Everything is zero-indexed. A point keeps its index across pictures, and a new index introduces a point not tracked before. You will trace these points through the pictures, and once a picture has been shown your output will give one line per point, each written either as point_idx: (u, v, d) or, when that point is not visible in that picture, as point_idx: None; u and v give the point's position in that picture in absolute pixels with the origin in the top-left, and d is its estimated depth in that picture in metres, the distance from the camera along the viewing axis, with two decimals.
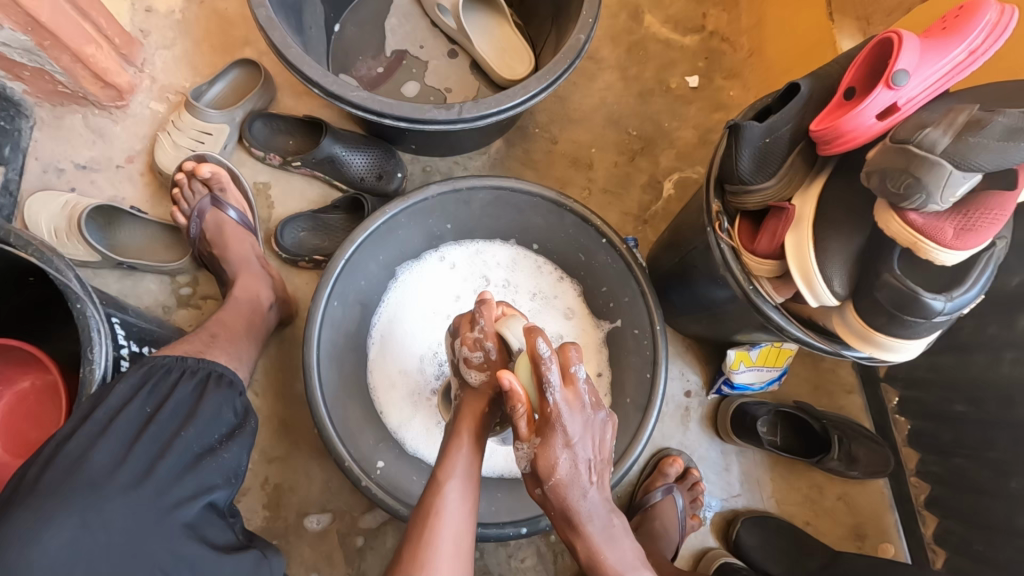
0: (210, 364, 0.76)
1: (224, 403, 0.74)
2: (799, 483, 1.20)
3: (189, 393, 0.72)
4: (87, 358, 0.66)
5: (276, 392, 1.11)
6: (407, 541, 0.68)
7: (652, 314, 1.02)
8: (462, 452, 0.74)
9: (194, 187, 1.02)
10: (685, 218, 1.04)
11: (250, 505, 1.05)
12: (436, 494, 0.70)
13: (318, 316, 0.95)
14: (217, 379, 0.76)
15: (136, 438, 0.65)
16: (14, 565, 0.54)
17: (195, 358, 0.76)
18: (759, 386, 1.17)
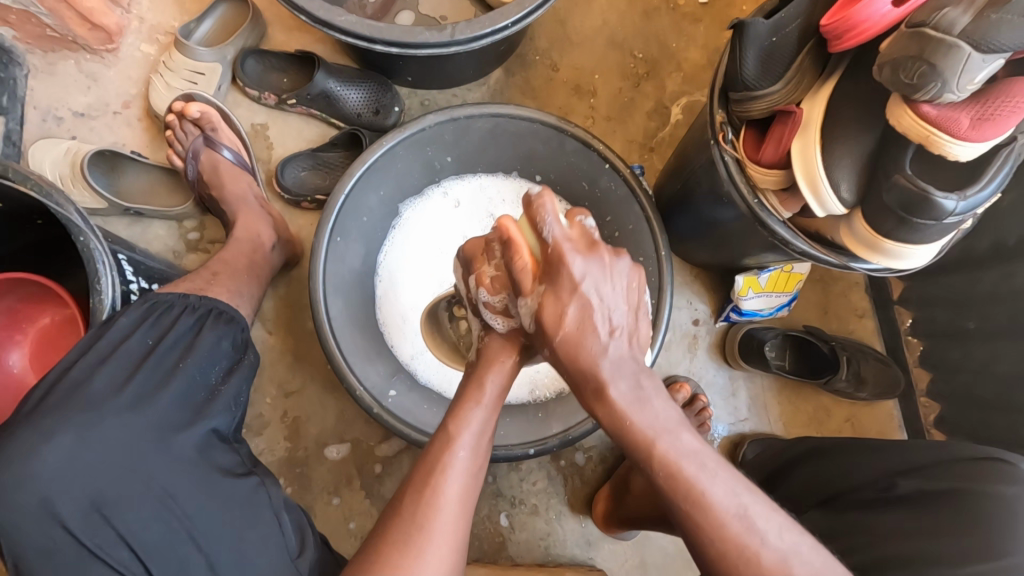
0: (210, 301, 0.75)
1: (223, 339, 0.73)
2: (807, 406, 1.20)
3: (186, 327, 0.71)
4: (94, 289, 0.67)
5: (288, 330, 1.14)
6: (410, 489, 0.68)
7: (657, 241, 1.01)
8: (479, 411, 0.73)
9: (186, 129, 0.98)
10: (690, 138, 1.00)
11: (272, 437, 1.10)
12: (443, 450, 0.70)
13: (322, 251, 0.96)
14: (218, 316, 0.74)
15: (136, 368, 0.64)
16: (20, 476, 0.56)
17: (198, 296, 0.75)
18: (768, 312, 1.16)
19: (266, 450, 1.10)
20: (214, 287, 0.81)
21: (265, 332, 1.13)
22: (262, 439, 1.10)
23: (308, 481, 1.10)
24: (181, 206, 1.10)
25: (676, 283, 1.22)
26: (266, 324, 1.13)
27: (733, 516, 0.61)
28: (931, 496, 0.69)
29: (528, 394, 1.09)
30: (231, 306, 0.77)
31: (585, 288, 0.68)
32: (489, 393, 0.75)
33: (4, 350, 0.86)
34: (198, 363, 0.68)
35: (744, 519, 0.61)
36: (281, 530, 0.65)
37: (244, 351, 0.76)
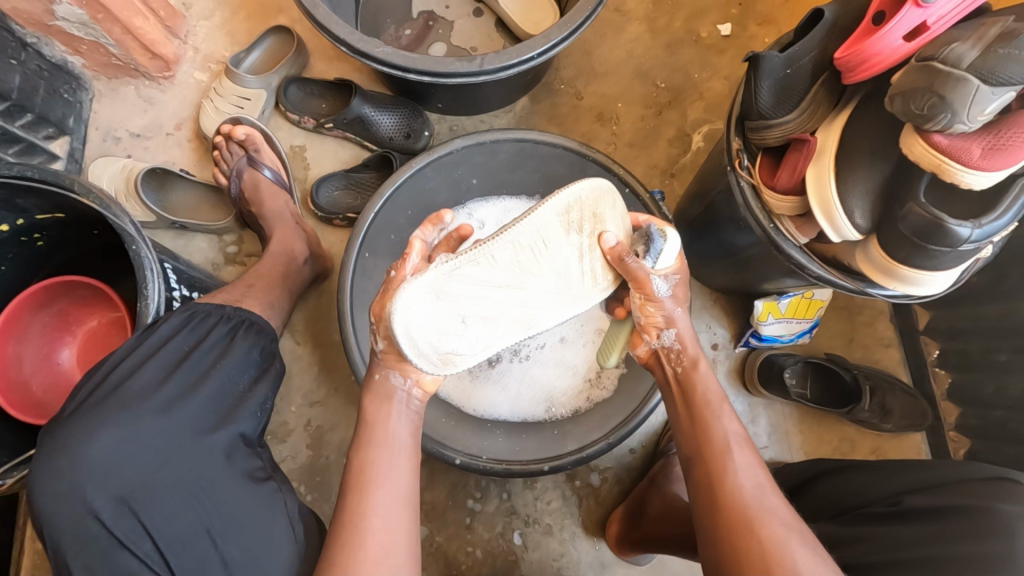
0: (247, 313, 0.80)
1: (255, 349, 0.77)
2: (829, 436, 1.18)
3: (222, 336, 0.75)
4: (143, 294, 0.72)
5: (316, 341, 1.18)
6: (331, 544, 0.63)
7: None
8: (383, 451, 0.69)
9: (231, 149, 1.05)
10: (709, 164, 1.03)
11: (295, 444, 1.14)
12: (357, 494, 0.65)
13: (350, 266, 1.01)
14: (251, 327, 0.79)
15: (171, 371, 0.69)
16: (64, 466, 0.61)
17: (234, 307, 0.79)
18: (789, 338, 1.16)
19: (289, 457, 1.13)
20: (247, 299, 0.85)
21: (293, 343, 1.18)
22: (285, 446, 1.14)
23: (328, 489, 1.12)
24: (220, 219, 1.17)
25: (696, 306, 1.23)
26: (294, 335, 1.18)
27: (724, 442, 0.71)
28: (951, 511, 0.67)
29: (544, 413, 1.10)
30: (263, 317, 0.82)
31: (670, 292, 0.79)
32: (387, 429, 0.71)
33: (56, 349, 0.91)
34: (229, 372, 0.72)
35: (731, 446, 0.70)
36: (295, 532, 0.68)
37: (273, 360, 0.81)
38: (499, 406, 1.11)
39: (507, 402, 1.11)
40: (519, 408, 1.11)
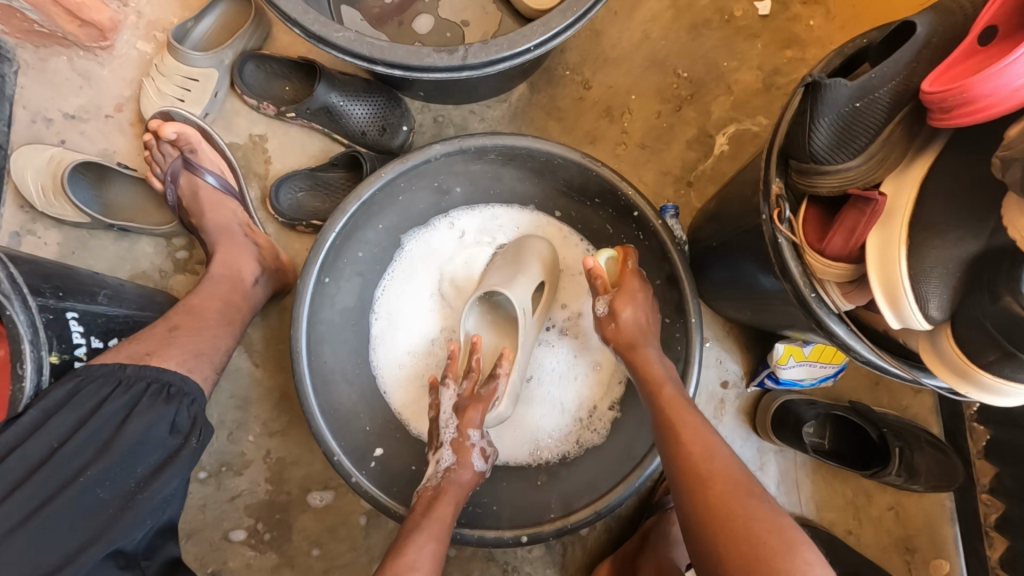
0: (154, 373, 0.68)
1: (161, 421, 0.66)
2: (844, 489, 1.07)
3: (116, 409, 0.64)
4: (15, 374, 0.66)
5: (277, 363, 1.06)
6: None
7: (687, 305, 0.87)
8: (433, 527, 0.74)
9: (162, 149, 0.93)
10: (736, 186, 0.86)
11: (252, 478, 1.03)
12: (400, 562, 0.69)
13: (306, 297, 0.86)
14: (156, 391, 0.67)
15: (29, 477, 0.59)
16: None
17: (137, 366, 0.68)
18: (810, 382, 1.02)
19: (246, 491, 1.03)
20: (162, 349, 0.71)
21: (251, 365, 1.05)
22: (242, 479, 1.03)
23: (288, 527, 1.03)
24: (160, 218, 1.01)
25: (705, 337, 1.09)
26: (253, 356, 1.05)
27: (727, 481, 0.63)
28: None
29: (528, 458, 0.97)
30: (181, 376, 0.70)
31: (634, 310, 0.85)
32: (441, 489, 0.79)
33: None
34: (116, 459, 0.62)
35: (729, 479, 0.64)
36: None
37: (190, 432, 0.68)
38: None
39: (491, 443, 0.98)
40: (501, 450, 0.98)
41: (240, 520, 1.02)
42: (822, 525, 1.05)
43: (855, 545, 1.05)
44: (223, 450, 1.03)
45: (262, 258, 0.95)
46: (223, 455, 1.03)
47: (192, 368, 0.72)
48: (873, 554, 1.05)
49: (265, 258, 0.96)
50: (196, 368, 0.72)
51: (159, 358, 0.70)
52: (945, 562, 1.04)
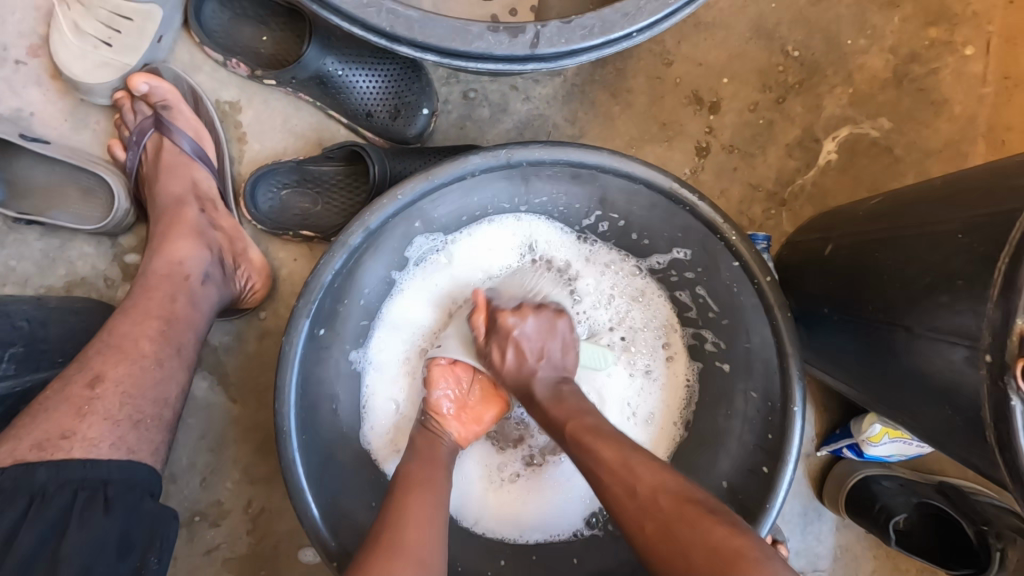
0: (78, 476, 0.49)
1: (100, 547, 0.46)
2: (908, 565, 0.94)
3: (33, 544, 0.45)
4: None
5: (260, 397, 0.86)
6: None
7: (788, 386, 0.67)
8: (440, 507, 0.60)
9: (136, 108, 0.76)
10: (874, 242, 0.64)
11: (231, 530, 0.86)
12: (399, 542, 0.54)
13: (295, 350, 0.64)
14: (88, 502, 0.48)
15: None
16: None
17: (53, 467, 0.48)
18: (896, 458, 0.87)
19: (223, 545, 0.86)
20: (87, 426, 0.52)
21: (228, 399, 0.86)
22: (218, 531, 0.86)
23: None
24: (111, 183, 0.76)
25: None
26: (229, 388, 0.86)
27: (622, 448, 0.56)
28: None
29: (516, 534, 0.77)
30: (117, 466, 0.51)
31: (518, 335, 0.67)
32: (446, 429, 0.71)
33: None
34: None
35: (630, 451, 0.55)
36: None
37: (145, 550, 0.49)
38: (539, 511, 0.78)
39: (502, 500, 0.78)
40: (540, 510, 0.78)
41: None
42: None
43: None
44: (195, 497, 0.86)
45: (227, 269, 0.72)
46: (194, 503, 0.86)
47: (134, 448, 0.53)
48: None
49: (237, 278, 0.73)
50: (138, 444, 0.54)
51: (83, 439, 0.51)
52: None
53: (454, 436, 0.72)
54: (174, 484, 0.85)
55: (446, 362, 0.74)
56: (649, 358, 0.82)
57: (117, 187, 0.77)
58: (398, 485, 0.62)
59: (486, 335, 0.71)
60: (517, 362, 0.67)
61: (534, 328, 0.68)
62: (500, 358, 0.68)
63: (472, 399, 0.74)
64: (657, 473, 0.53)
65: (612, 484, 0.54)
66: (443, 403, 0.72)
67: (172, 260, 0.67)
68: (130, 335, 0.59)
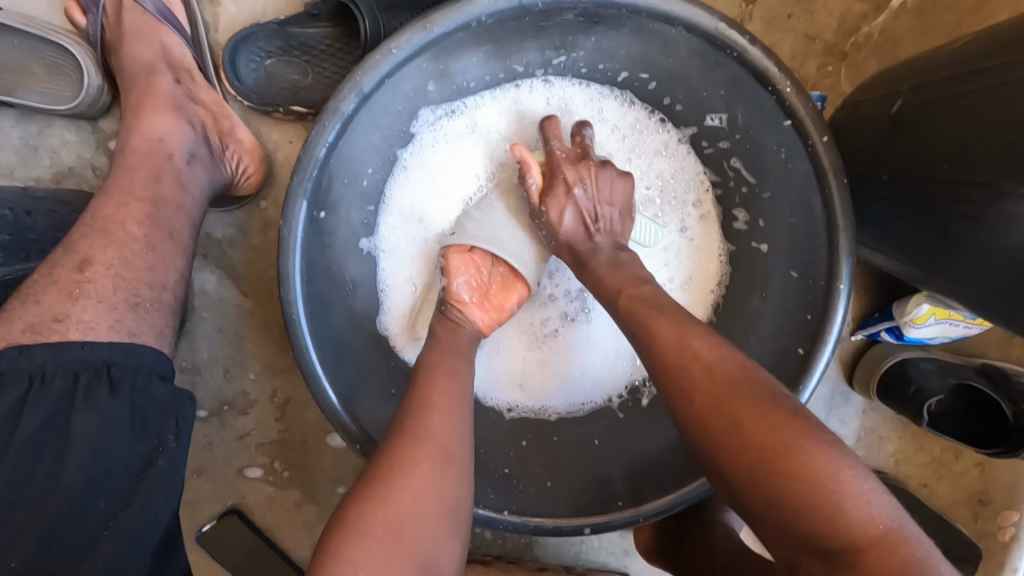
0: (80, 358, 0.47)
1: (116, 424, 0.45)
2: (931, 443, 0.94)
3: (43, 420, 0.43)
4: None
5: (271, 289, 0.84)
6: (356, 513, 0.47)
7: (833, 259, 0.61)
8: (457, 435, 0.53)
9: None
10: (955, 86, 0.55)
11: (260, 418, 0.89)
12: (402, 474, 0.49)
13: (296, 231, 0.59)
14: (95, 380, 0.47)
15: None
16: None
17: (52, 347, 0.47)
18: (939, 340, 0.82)
19: (255, 432, 0.89)
20: (81, 308, 0.50)
21: (239, 293, 0.84)
22: (248, 419, 0.89)
23: (306, 466, 0.90)
24: (78, 54, 0.69)
25: None
26: (239, 282, 0.84)
27: (673, 338, 0.50)
28: None
29: (539, 409, 0.79)
30: (120, 349, 0.49)
31: (579, 193, 0.64)
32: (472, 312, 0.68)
33: None
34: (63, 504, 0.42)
35: (683, 338, 0.49)
36: None
37: (163, 428, 0.48)
38: (560, 393, 0.80)
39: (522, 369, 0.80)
40: (561, 392, 0.80)
41: (252, 461, 0.90)
42: (898, 479, 0.94)
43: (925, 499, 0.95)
44: (221, 388, 0.87)
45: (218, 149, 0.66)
46: (220, 393, 0.87)
47: (135, 331, 0.51)
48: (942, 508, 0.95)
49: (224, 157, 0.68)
50: (139, 327, 0.52)
51: (78, 322, 0.49)
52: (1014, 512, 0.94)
53: (479, 326, 0.68)
54: (198, 376, 0.86)
55: (464, 250, 0.70)
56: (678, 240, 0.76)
57: (86, 60, 0.70)
58: (417, 378, 0.58)
59: (540, 194, 0.67)
60: (578, 223, 0.64)
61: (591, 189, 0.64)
62: (556, 216, 0.65)
63: (495, 286, 0.71)
64: (716, 352, 0.48)
65: (667, 394, 0.49)
66: (464, 293, 0.69)
67: (151, 138, 0.61)
68: (115, 216, 0.56)
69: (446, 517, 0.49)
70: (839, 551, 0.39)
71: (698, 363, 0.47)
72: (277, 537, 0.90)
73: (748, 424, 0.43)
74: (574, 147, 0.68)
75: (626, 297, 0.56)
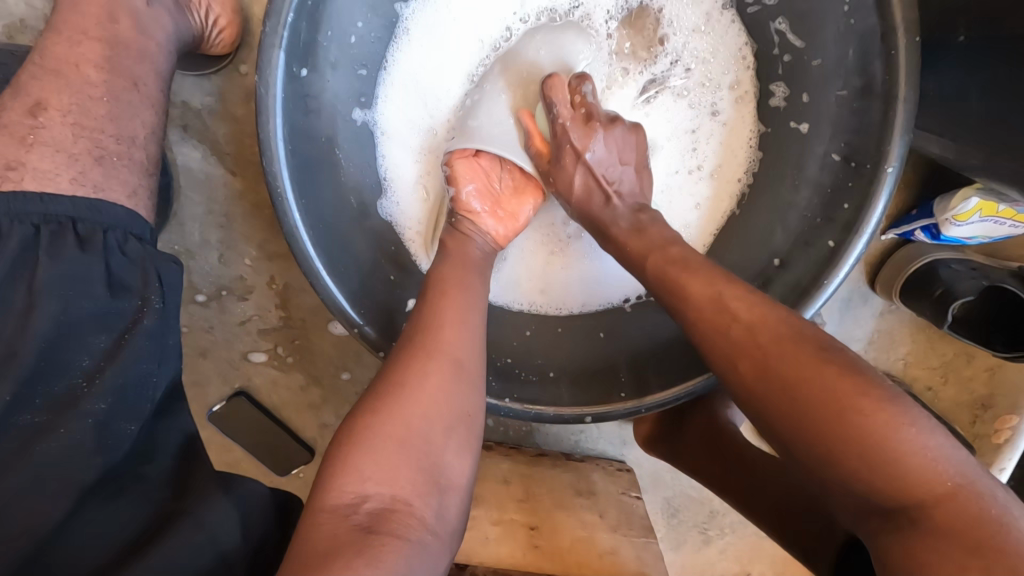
0: (42, 211, 0.44)
1: (91, 279, 0.44)
2: (944, 347, 0.92)
3: (6, 272, 0.41)
4: None
5: (258, 166, 0.78)
6: (355, 444, 0.45)
7: (887, 131, 0.54)
8: (466, 374, 0.50)
9: None
10: None
11: (259, 303, 0.87)
12: (407, 408, 0.47)
13: (274, 82, 0.51)
14: (59, 234, 0.44)
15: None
16: None
17: (6, 197, 0.44)
18: (976, 240, 0.76)
19: (255, 317, 0.88)
20: (37, 157, 0.46)
21: (226, 171, 0.78)
22: (247, 304, 0.87)
23: (308, 352, 0.90)
24: None
25: None
26: (225, 159, 0.77)
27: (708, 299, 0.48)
28: None
29: (556, 307, 0.77)
30: (86, 205, 0.46)
31: (590, 159, 0.59)
32: (484, 224, 0.63)
33: None
34: (41, 351, 0.41)
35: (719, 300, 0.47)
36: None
37: (143, 287, 0.46)
38: (581, 293, 0.77)
39: (537, 269, 0.78)
40: (583, 292, 0.77)
41: (255, 346, 0.90)
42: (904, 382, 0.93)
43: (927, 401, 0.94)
44: (217, 273, 0.84)
45: None
46: (217, 277, 0.85)
47: (101, 185, 0.48)
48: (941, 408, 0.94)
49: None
50: (106, 182, 0.48)
51: (34, 171, 0.45)
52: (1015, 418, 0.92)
53: (492, 235, 0.63)
54: (191, 259, 0.83)
55: (469, 155, 0.64)
56: (709, 122, 0.68)
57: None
58: (428, 290, 0.55)
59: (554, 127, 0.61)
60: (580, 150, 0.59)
61: (604, 150, 0.60)
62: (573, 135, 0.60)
63: (506, 192, 0.65)
64: (752, 309, 0.46)
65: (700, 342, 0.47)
66: (473, 201, 0.63)
67: None
68: (68, 58, 0.50)
69: (457, 425, 0.48)
70: (904, 508, 0.37)
71: (735, 326, 0.45)
72: (285, 419, 0.92)
73: (793, 375, 0.41)
74: (577, 110, 0.60)
75: (656, 267, 0.53)
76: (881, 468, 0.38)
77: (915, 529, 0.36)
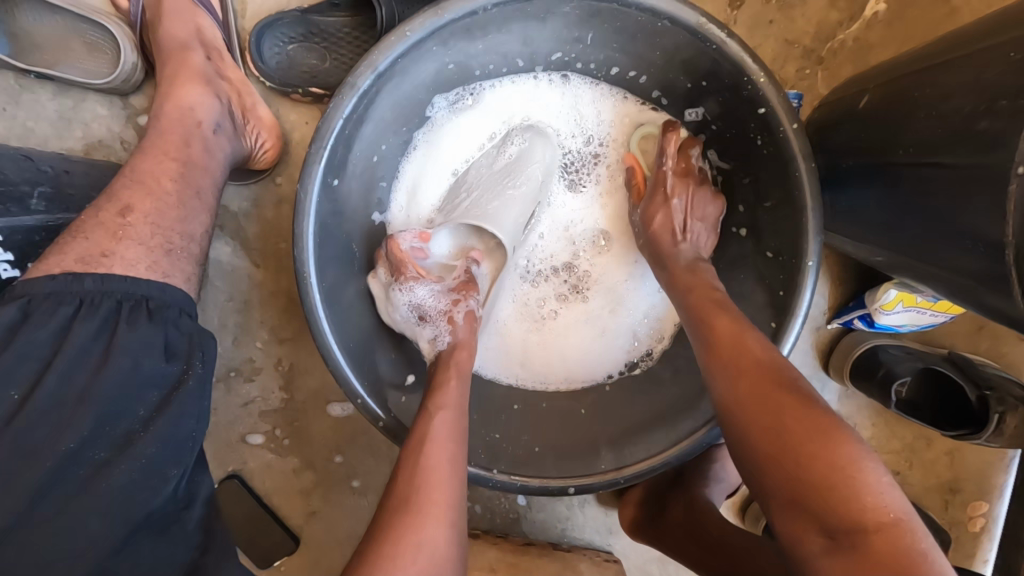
0: (122, 288, 0.53)
1: (150, 345, 0.51)
2: (903, 432, 0.99)
3: (85, 339, 0.49)
4: None
5: (279, 260, 0.89)
6: (358, 575, 0.48)
7: (805, 239, 0.66)
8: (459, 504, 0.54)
9: None
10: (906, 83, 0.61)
11: (264, 385, 0.93)
12: (405, 537, 0.50)
13: (311, 193, 0.64)
14: (133, 308, 0.53)
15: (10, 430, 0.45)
16: None
17: (97, 276, 0.53)
18: (908, 329, 0.87)
19: (259, 399, 0.93)
20: (123, 248, 0.56)
21: (251, 264, 0.89)
22: (254, 386, 0.93)
23: (307, 433, 0.95)
24: (117, 34, 0.75)
25: None
26: (251, 253, 0.89)
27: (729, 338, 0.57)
28: None
29: (537, 381, 0.85)
30: (157, 286, 0.55)
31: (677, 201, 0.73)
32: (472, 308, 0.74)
33: None
34: (109, 405, 0.48)
35: (740, 338, 0.57)
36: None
37: (189, 355, 0.54)
38: (556, 366, 0.85)
39: (517, 347, 0.86)
40: (557, 365, 0.85)
41: (255, 427, 0.94)
42: None
43: (898, 484, 1.00)
44: (230, 355, 0.92)
45: (235, 117, 0.72)
46: (231, 359, 0.92)
47: (168, 272, 0.57)
48: (912, 493, 1.00)
49: (244, 129, 0.74)
50: (172, 269, 0.58)
51: (119, 261, 0.55)
52: (984, 503, 0.98)
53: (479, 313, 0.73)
54: None
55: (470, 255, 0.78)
56: None
57: (124, 40, 0.76)
58: (422, 418, 0.59)
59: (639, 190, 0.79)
60: (662, 225, 0.74)
61: (687, 199, 0.73)
62: (651, 215, 0.75)
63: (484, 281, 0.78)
64: (765, 350, 0.55)
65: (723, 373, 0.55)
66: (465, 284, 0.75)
67: (183, 106, 0.68)
68: (155, 173, 0.62)
69: (459, 561, 0.51)
70: (845, 529, 0.42)
71: (747, 356, 0.55)
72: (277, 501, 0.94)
73: (774, 403, 0.50)
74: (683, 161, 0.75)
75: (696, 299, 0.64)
76: (841, 490, 0.43)
77: (856, 552, 0.41)
